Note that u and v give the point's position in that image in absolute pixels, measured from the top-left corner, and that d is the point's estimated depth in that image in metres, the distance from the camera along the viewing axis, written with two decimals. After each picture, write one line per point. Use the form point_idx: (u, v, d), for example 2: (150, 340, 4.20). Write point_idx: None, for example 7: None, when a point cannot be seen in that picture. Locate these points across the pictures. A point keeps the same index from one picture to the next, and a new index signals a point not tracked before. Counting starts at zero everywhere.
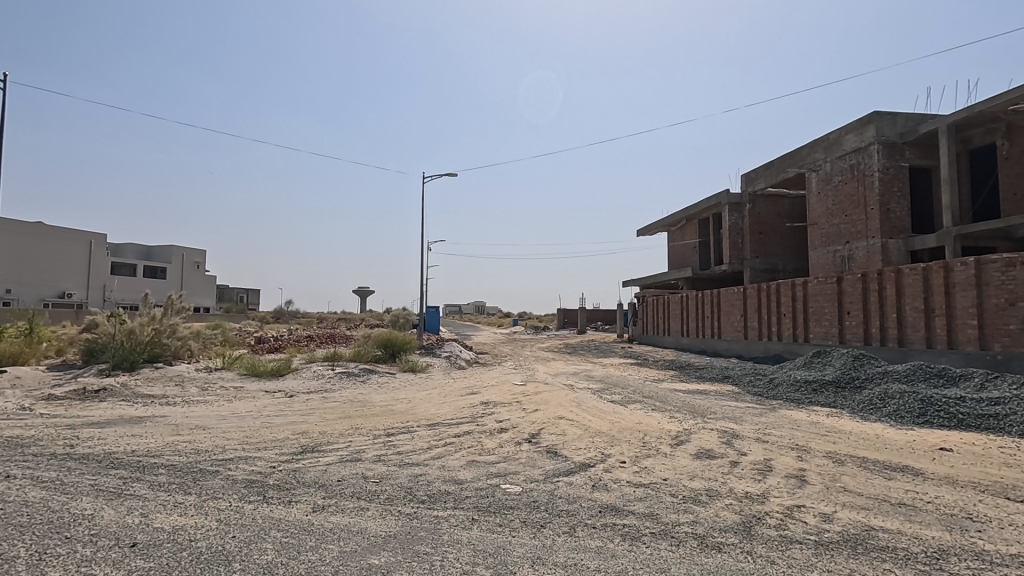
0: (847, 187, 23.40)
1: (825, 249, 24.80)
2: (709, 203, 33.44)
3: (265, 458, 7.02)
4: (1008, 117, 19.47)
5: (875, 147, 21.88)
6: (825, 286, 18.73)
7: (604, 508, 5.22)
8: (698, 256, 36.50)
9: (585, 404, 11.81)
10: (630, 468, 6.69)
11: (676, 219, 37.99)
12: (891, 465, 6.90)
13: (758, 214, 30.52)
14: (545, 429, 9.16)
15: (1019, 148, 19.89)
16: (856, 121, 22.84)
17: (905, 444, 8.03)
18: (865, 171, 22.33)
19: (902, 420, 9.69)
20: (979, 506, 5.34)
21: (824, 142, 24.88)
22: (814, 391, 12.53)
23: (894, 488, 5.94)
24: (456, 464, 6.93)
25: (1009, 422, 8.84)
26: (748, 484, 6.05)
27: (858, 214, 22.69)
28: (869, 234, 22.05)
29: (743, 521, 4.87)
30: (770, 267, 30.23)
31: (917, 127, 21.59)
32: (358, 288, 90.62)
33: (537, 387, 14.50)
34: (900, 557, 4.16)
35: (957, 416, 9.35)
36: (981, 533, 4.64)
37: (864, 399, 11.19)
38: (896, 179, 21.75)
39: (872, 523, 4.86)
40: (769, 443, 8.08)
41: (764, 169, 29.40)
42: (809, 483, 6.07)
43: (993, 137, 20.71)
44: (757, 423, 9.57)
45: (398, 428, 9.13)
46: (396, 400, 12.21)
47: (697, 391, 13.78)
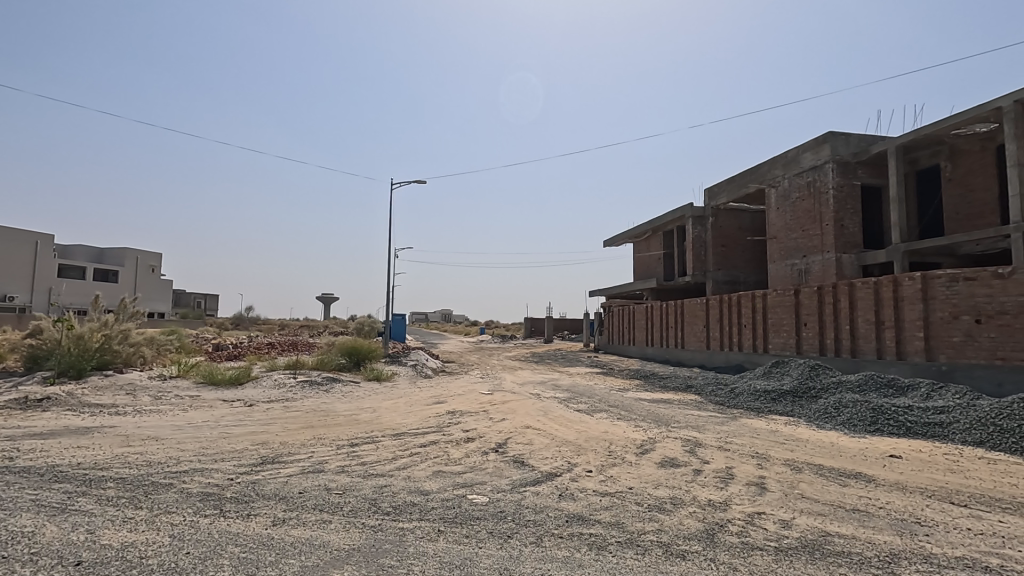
0: (804, 204, 24.31)
1: (784, 262, 25.65)
2: (673, 216, 34.13)
3: (222, 470, 6.77)
4: (952, 141, 20.69)
5: (830, 165, 22.83)
6: (783, 298, 19.34)
7: (571, 517, 5.24)
8: (662, 268, 37.17)
9: (552, 412, 11.87)
10: (596, 477, 6.75)
11: (642, 231, 38.70)
12: (844, 471, 7.18)
13: (720, 228, 31.38)
14: (512, 438, 9.16)
15: (961, 170, 21.10)
16: (812, 140, 23.83)
17: (857, 452, 8.30)
18: (821, 188, 23.28)
19: (855, 429, 10.07)
20: (927, 511, 5.59)
21: (782, 160, 25.81)
22: (773, 400, 12.91)
23: (848, 493, 6.16)
24: (422, 474, 6.83)
25: (953, 430, 9.29)
26: (711, 491, 6.16)
27: (814, 229, 23.59)
28: (825, 249, 22.97)
29: (706, 528, 4.95)
30: (732, 279, 31.05)
31: (869, 147, 22.64)
32: (323, 296, 88.48)
33: (504, 396, 14.46)
34: (856, 561, 4.30)
35: (906, 425, 9.76)
36: (929, 537, 4.85)
37: (819, 407, 11.58)
38: (850, 196, 22.74)
39: (828, 529, 5.02)
40: (731, 451, 8.28)
41: (726, 184, 30.20)
42: (769, 491, 6.22)
43: (938, 159, 21.97)
44: (719, 432, 9.79)
45: (362, 438, 8.95)
46: (360, 409, 11.96)
47: (661, 400, 14.05)
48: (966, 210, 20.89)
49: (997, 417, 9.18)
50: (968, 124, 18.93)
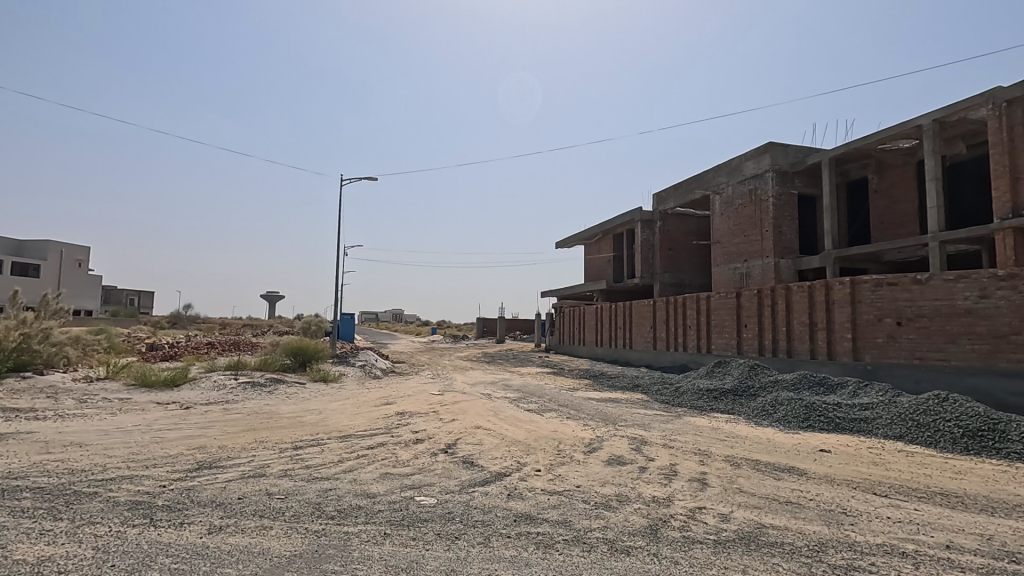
0: (745, 210, 25.40)
1: (726, 266, 26.70)
2: (623, 219, 34.91)
3: (154, 476, 6.41)
4: (878, 154, 22.13)
5: (770, 174, 23.95)
6: (726, 301, 20.13)
7: (519, 517, 5.27)
8: (612, 270, 37.94)
9: (502, 412, 11.89)
10: (545, 476, 6.81)
11: (593, 233, 39.37)
12: (778, 465, 7.54)
13: (667, 232, 32.33)
14: (462, 438, 9.11)
15: (887, 182, 22.62)
16: (754, 150, 24.93)
17: (791, 447, 8.73)
18: (761, 196, 24.38)
19: (789, 425, 10.60)
20: (853, 501, 5.94)
21: (726, 167, 26.86)
22: (715, 398, 13.41)
23: (782, 487, 6.48)
24: (369, 477, 6.70)
25: (876, 425, 9.93)
26: (655, 488, 6.34)
27: (755, 234, 24.68)
28: (764, 254, 24.08)
29: (650, 524, 5.09)
30: (678, 282, 32.06)
31: (805, 158, 23.91)
32: (267, 295, 85.40)
33: (455, 396, 14.37)
34: (787, 551, 4.52)
35: (835, 421, 10.35)
36: (853, 526, 5.16)
37: (757, 405, 12.12)
38: (787, 204, 23.92)
39: (763, 521, 5.26)
40: (675, 448, 8.54)
41: (673, 190, 31.14)
42: (709, 486, 6.45)
43: (866, 171, 23.44)
44: (664, 430, 10.08)
45: (307, 441, 8.67)
46: (306, 411, 11.60)
47: (610, 399, 14.33)
48: (891, 219, 22.39)
49: (915, 412, 9.85)
50: (892, 140, 20.31)
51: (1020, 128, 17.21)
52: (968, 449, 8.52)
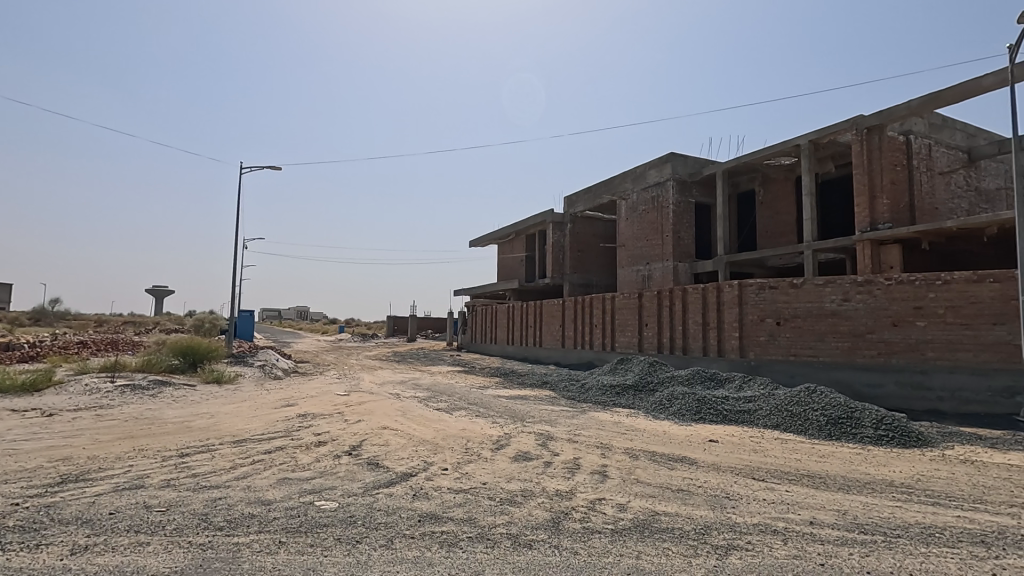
0: (649, 216, 26.84)
1: (631, 268, 28.07)
2: (535, 220, 35.62)
3: (5, 494, 5.63)
4: (764, 169, 24.29)
5: (671, 183, 25.50)
6: (629, 301, 21.16)
7: (424, 516, 5.22)
8: (524, 269, 38.59)
9: (410, 412, 11.69)
10: (451, 475, 6.78)
11: (506, 233, 39.81)
12: (671, 456, 8.05)
13: (577, 234, 33.42)
14: (367, 440, 8.85)
15: (771, 195, 24.89)
16: (657, 159, 26.41)
17: (684, 438, 9.35)
18: (663, 203, 25.89)
19: (683, 418, 11.34)
20: (735, 486, 6.47)
21: (631, 175, 28.22)
22: (617, 394, 14.05)
23: (674, 475, 6.92)
24: (265, 483, 6.32)
25: (757, 416, 10.89)
26: (559, 482, 6.53)
27: (657, 239, 26.16)
28: (665, 257, 25.59)
29: (552, 517, 5.23)
30: (586, 282, 33.25)
31: (702, 169, 25.70)
32: (153, 289, 78.02)
33: (362, 397, 13.94)
34: (676, 535, 4.84)
35: (722, 413, 11.23)
36: (734, 509, 5.63)
37: (655, 400, 12.86)
38: (685, 212, 25.59)
39: (656, 508, 5.59)
40: (579, 443, 8.85)
41: (583, 194, 32.21)
42: (609, 478, 6.76)
43: (753, 184, 25.63)
44: (569, 425, 10.41)
45: (195, 447, 8.02)
46: (194, 416, 10.72)
47: (518, 396, 14.57)
48: (773, 229, 24.65)
49: (790, 403, 10.93)
50: (775, 157, 22.37)
51: (877, 152, 19.66)
52: (832, 435, 9.60)
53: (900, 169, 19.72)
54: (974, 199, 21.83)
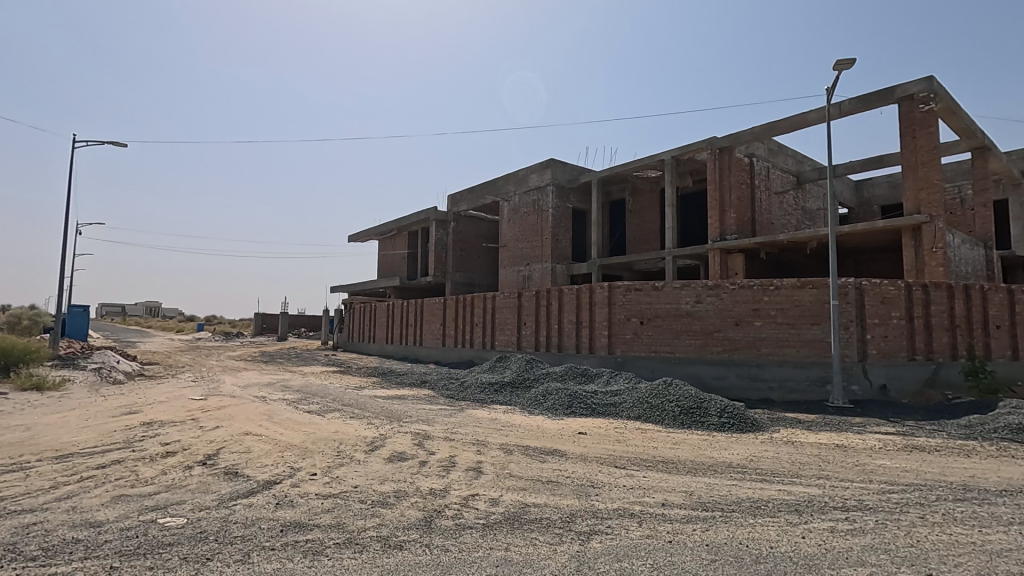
0: (529, 218, 27.70)
1: (511, 269, 28.76)
2: (418, 218, 35.11)
3: None
4: (634, 180, 26.22)
5: (550, 188, 26.54)
6: (509, 300, 21.68)
7: (288, 525, 4.92)
8: (406, 267, 37.88)
9: (277, 416, 10.94)
10: (320, 480, 6.46)
11: (387, 229, 38.76)
12: (543, 449, 8.39)
13: (460, 233, 33.52)
14: (226, 447, 8.13)
15: (640, 204, 26.92)
16: (538, 164, 27.35)
17: (557, 432, 9.79)
18: (543, 206, 26.87)
19: (556, 413, 11.87)
20: (599, 475, 6.91)
21: (514, 177, 28.92)
22: (495, 391, 14.34)
23: (544, 468, 7.22)
24: (95, 503, 5.54)
25: (622, 408, 11.73)
26: (433, 481, 6.51)
27: (536, 241, 27.10)
28: (544, 259, 26.58)
29: (424, 516, 5.20)
30: (468, 281, 33.48)
31: (579, 176, 27.10)
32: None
33: (221, 401, 12.76)
34: (544, 525, 5.06)
35: (592, 407, 11.93)
36: (598, 496, 6.02)
37: (531, 396, 13.32)
38: (563, 216, 26.79)
39: (527, 500, 5.80)
40: (455, 440, 8.89)
41: (466, 193, 32.36)
42: (484, 473, 6.88)
43: (624, 193, 27.56)
44: (446, 423, 10.42)
45: (2, 466, 6.79)
46: (3, 429, 9.07)
47: (396, 396, 14.29)
48: (641, 235, 26.67)
49: (650, 396, 11.92)
50: (644, 169, 24.27)
51: (727, 171, 22.12)
52: (684, 424, 10.63)
53: (745, 188, 22.51)
54: (800, 217, 25.40)
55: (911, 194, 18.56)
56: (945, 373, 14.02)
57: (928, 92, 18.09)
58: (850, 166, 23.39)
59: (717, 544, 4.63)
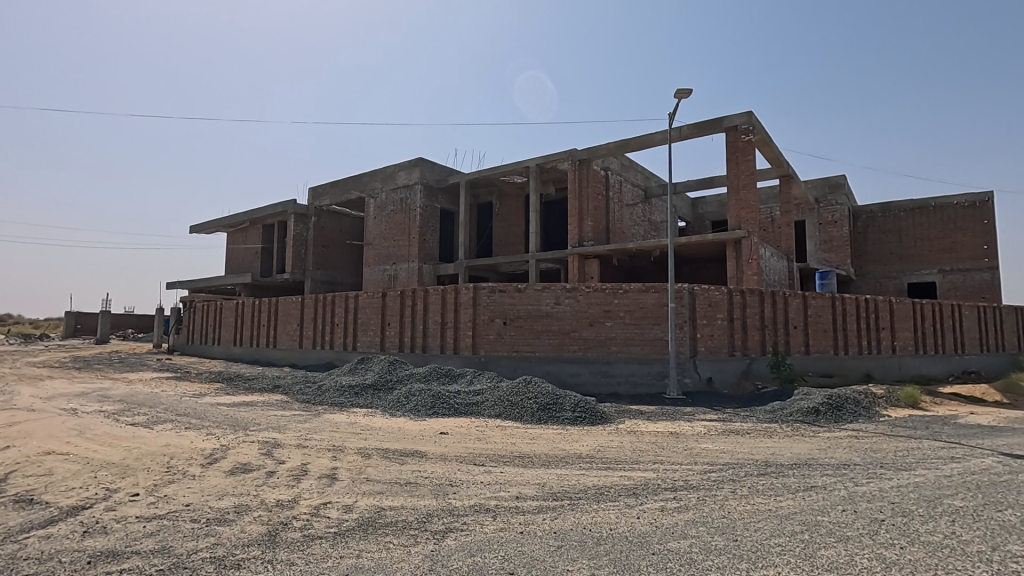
0: (396, 217, 27.11)
1: (376, 267, 27.90)
2: (274, 210, 32.58)
3: None
4: (501, 185, 26.98)
5: (418, 187, 26.24)
6: (373, 300, 21.01)
7: (97, 556, 4.27)
8: (259, 263, 34.94)
9: (91, 431, 9.43)
10: (144, 500, 5.71)
11: (237, 221, 35.41)
12: (404, 451, 8.27)
13: (321, 229, 31.76)
14: (17, 471, 6.82)
15: (506, 208, 27.75)
16: (406, 162, 26.89)
17: (418, 433, 9.70)
18: (410, 205, 26.46)
19: (418, 414, 11.76)
20: (458, 473, 6.99)
21: (380, 173, 28.11)
22: (355, 394, 13.79)
23: (403, 470, 7.12)
24: None
25: (484, 407, 11.98)
26: (281, 491, 6.09)
27: (403, 240, 26.61)
28: (410, 259, 26.18)
29: (268, 530, 4.84)
30: (329, 280, 31.85)
31: (447, 177, 27.17)
32: None
33: (14, 417, 10.67)
34: (399, 528, 4.99)
35: (454, 406, 12.01)
36: (455, 494, 6.08)
37: (393, 398, 13.03)
38: (431, 216, 26.64)
39: (382, 505, 5.67)
40: (309, 447, 8.40)
41: (329, 187, 30.73)
42: (338, 480, 6.60)
43: (491, 197, 28.22)
44: (299, 430, 9.79)
45: None
46: None
47: (243, 403, 13.11)
48: (506, 238, 27.47)
49: (510, 394, 12.32)
50: (510, 175, 25.09)
51: (585, 181, 23.65)
52: (541, 419, 11.17)
53: (600, 198, 24.31)
54: (647, 228, 28.01)
55: (734, 212, 21.39)
56: (756, 365, 16.39)
57: (747, 125, 21.01)
58: (687, 185, 26.32)
59: (563, 531, 4.93)
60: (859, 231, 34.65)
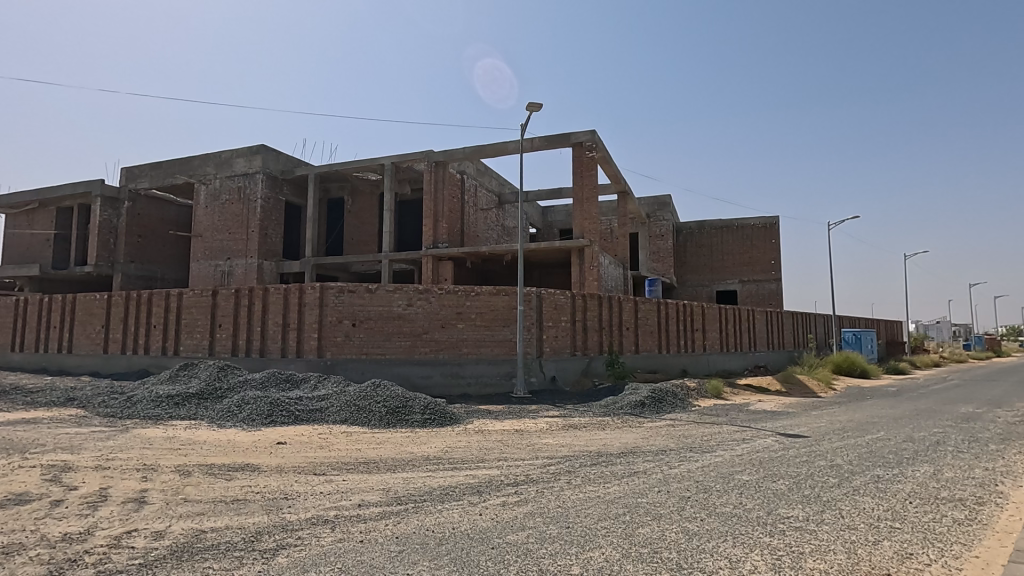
0: (232, 207, 24.59)
1: (207, 262, 25.01)
2: (74, 191, 27.57)
3: None
4: (353, 181, 25.95)
5: (259, 176, 24.10)
6: (200, 299, 18.77)
7: None
8: (51, 252, 29.26)
9: None
10: None
11: (21, 201, 29.29)
12: (233, 466, 7.51)
13: (137, 216, 27.65)
14: None
15: (358, 206, 26.77)
16: (246, 148, 24.54)
17: (251, 444, 8.91)
18: (249, 195, 24.19)
19: (252, 423, 10.78)
20: (294, 485, 6.55)
21: (214, 158, 25.30)
22: (175, 405, 12.19)
23: (230, 487, 6.47)
24: None
25: (328, 413, 11.37)
26: (70, 523, 5.15)
27: (240, 233, 24.24)
28: (248, 254, 23.91)
29: (49, 572, 4.07)
30: (147, 275, 27.87)
31: (293, 169, 25.39)
32: None
33: None
34: (221, 551, 4.52)
35: (294, 414, 11.21)
36: (290, 508, 5.68)
37: (223, 407, 11.77)
38: (274, 209, 24.65)
39: (203, 527, 5.10)
40: (111, 469, 7.23)
41: (149, 169, 26.81)
42: (148, 503, 5.78)
43: (342, 193, 26.99)
44: (100, 449, 8.39)
45: None
46: None
47: (22, 420, 10.86)
48: (358, 237, 26.52)
49: (357, 398, 11.85)
50: (364, 171, 24.28)
51: (441, 183, 23.68)
52: (389, 423, 10.95)
53: (456, 201, 24.56)
54: (500, 232, 28.93)
55: (578, 222, 23.00)
56: (594, 364, 17.81)
57: (591, 142, 22.84)
58: (538, 194, 27.74)
59: (405, 535, 4.88)
60: (681, 244, 39.46)
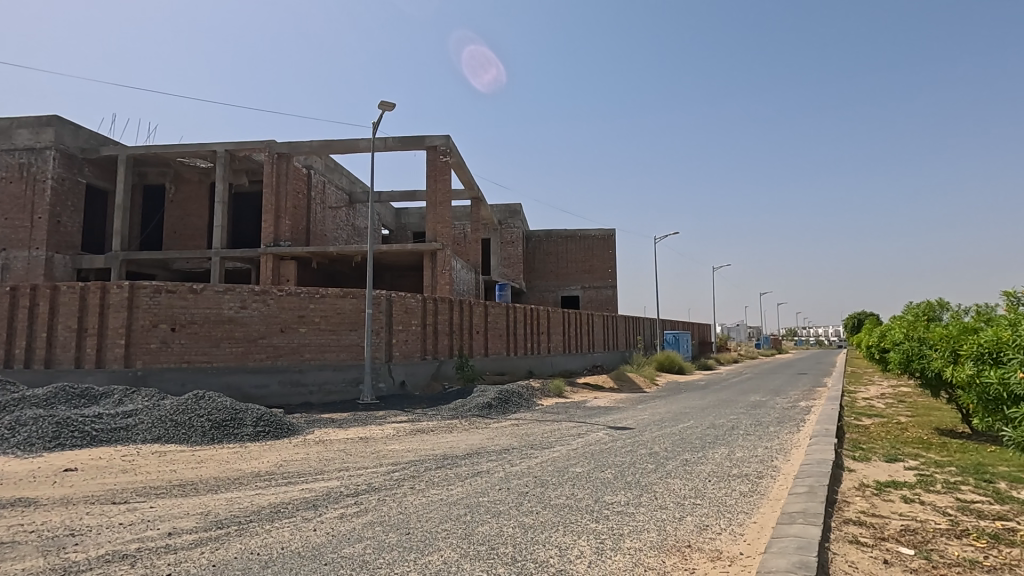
0: (10, 188, 20.27)
1: None
2: None
3: None
4: (176, 167, 23.07)
5: (51, 153, 20.23)
6: None
7: None
8: None
9: None
10: None
11: None
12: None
13: None
14: None
15: (182, 195, 23.97)
16: (31, 117, 20.43)
17: (27, 474, 7.38)
18: (36, 174, 20.15)
19: (30, 449, 8.93)
20: (85, 519, 5.57)
21: None
22: None
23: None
24: None
25: (136, 431, 9.85)
26: None
27: (21, 219, 20.09)
28: (33, 245, 19.90)
29: None
30: None
31: (98, 147, 21.77)
32: None
33: None
34: None
35: (90, 434, 9.52)
36: (76, 546, 4.81)
37: None
38: (70, 193, 20.87)
39: None
40: None
41: None
42: None
43: (163, 179, 23.80)
44: None
45: None
46: None
47: None
48: (182, 230, 23.81)
49: (175, 412, 10.45)
50: (190, 156, 21.71)
51: (284, 176, 22.03)
52: (214, 438, 9.84)
53: (301, 197, 22.96)
54: (350, 232, 27.75)
55: (431, 225, 22.97)
56: (444, 367, 17.88)
57: (445, 147, 22.93)
58: (391, 195, 27.14)
59: (225, 561, 4.42)
60: (530, 251, 41.35)
